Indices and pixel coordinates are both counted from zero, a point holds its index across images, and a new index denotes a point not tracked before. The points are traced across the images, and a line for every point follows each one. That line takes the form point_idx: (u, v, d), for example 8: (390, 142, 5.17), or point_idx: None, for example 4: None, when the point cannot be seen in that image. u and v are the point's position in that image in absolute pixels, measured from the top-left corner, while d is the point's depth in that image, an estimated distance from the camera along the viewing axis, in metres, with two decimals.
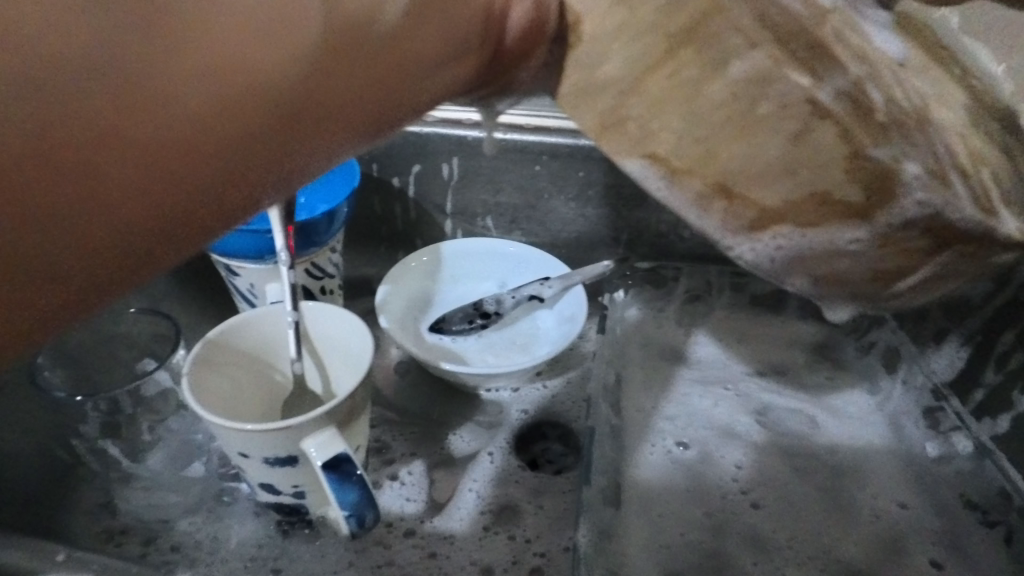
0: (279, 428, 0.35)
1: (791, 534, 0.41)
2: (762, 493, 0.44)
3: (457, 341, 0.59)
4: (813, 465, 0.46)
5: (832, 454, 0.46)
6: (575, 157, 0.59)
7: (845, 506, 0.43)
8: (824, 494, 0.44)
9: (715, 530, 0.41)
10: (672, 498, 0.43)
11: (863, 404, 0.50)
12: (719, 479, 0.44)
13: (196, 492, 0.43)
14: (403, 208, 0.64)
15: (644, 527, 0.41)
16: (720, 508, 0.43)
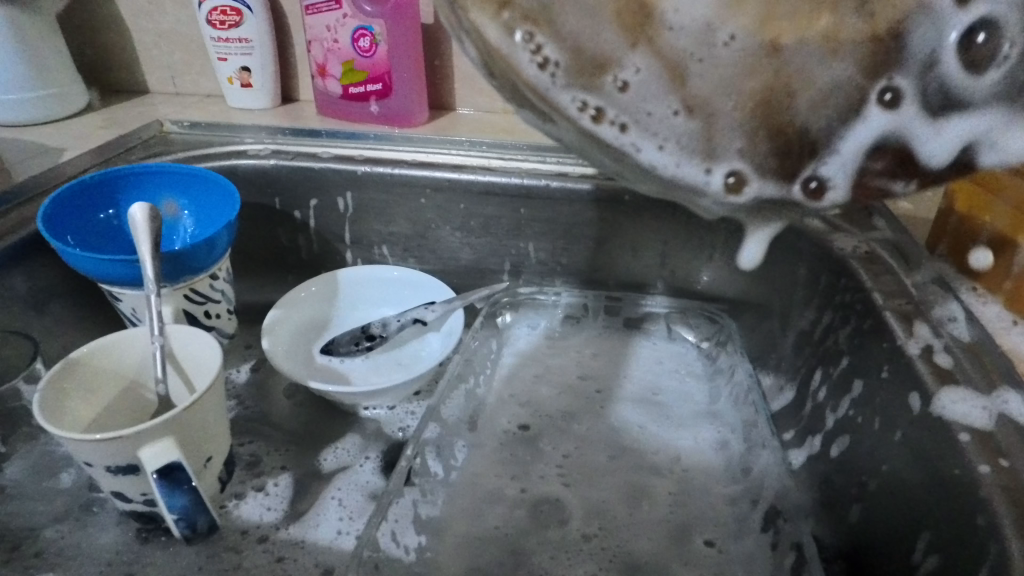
0: (111, 438, 0.39)
1: (598, 526, 0.47)
2: (573, 478, 0.51)
3: (344, 363, 0.63)
4: (640, 467, 0.52)
5: (653, 455, 0.53)
6: (456, 190, 0.63)
7: (643, 495, 0.50)
8: (628, 486, 0.50)
9: (531, 525, 0.47)
10: (499, 495, 0.49)
11: (701, 408, 0.57)
12: (543, 466, 0.52)
13: (66, 502, 0.47)
14: (306, 239, 0.69)
15: (472, 513, 0.47)
16: (541, 508, 0.48)
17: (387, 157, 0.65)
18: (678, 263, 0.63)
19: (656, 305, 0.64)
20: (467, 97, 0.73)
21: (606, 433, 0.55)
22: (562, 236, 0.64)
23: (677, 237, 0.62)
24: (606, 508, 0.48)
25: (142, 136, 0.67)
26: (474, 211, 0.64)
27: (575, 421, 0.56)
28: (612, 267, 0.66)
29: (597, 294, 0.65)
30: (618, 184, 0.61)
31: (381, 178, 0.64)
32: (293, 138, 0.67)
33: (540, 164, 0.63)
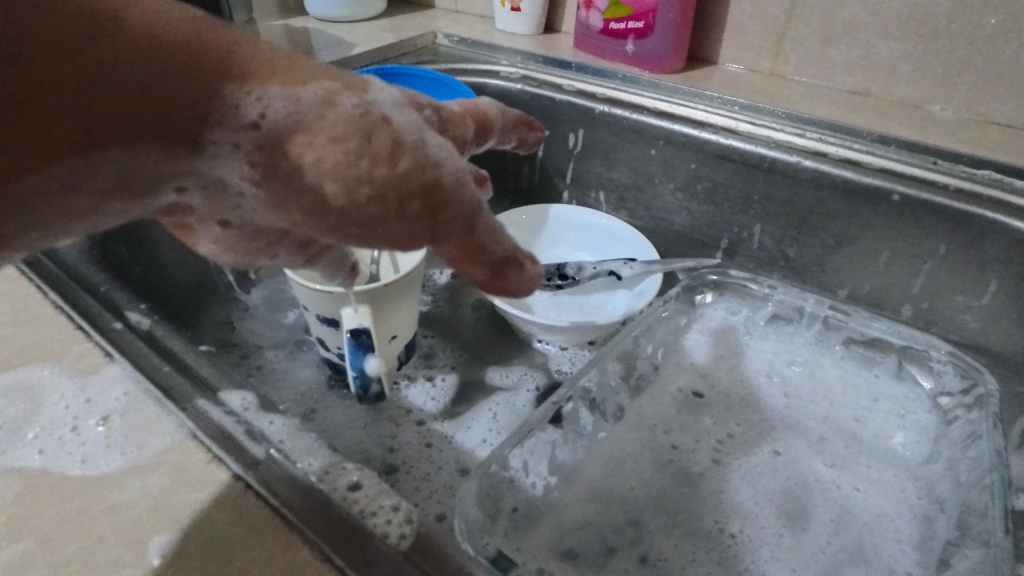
0: (325, 292, 0.45)
1: (745, 527, 0.43)
2: (728, 473, 0.46)
3: (532, 293, 0.63)
4: (811, 499, 0.45)
5: (828, 482, 0.46)
6: (689, 147, 0.58)
7: (803, 521, 0.44)
8: (785, 510, 0.44)
9: (669, 504, 0.44)
10: (648, 463, 0.47)
11: (901, 460, 0.48)
12: (699, 449, 0.48)
13: (286, 334, 0.56)
14: (530, 168, 0.70)
15: (612, 465, 0.46)
16: (685, 492, 0.45)
17: (628, 99, 0.62)
18: (936, 291, 0.52)
19: (893, 333, 0.53)
20: (732, 51, 0.66)
21: (783, 436, 0.50)
22: (798, 224, 0.56)
23: (946, 260, 0.51)
24: (756, 514, 0.44)
25: (416, 44, 0.74)
26: (703, 174, 0.59)
27: (752, 416, 0.51)
28: (848, 274, 0.56)
29: (820, 301, 0.56)
30: (887, 179, 0.51)
31: (615, 120, 0.62)
32: (542, 67, 0.68)
33: (795, 136, 0.56)
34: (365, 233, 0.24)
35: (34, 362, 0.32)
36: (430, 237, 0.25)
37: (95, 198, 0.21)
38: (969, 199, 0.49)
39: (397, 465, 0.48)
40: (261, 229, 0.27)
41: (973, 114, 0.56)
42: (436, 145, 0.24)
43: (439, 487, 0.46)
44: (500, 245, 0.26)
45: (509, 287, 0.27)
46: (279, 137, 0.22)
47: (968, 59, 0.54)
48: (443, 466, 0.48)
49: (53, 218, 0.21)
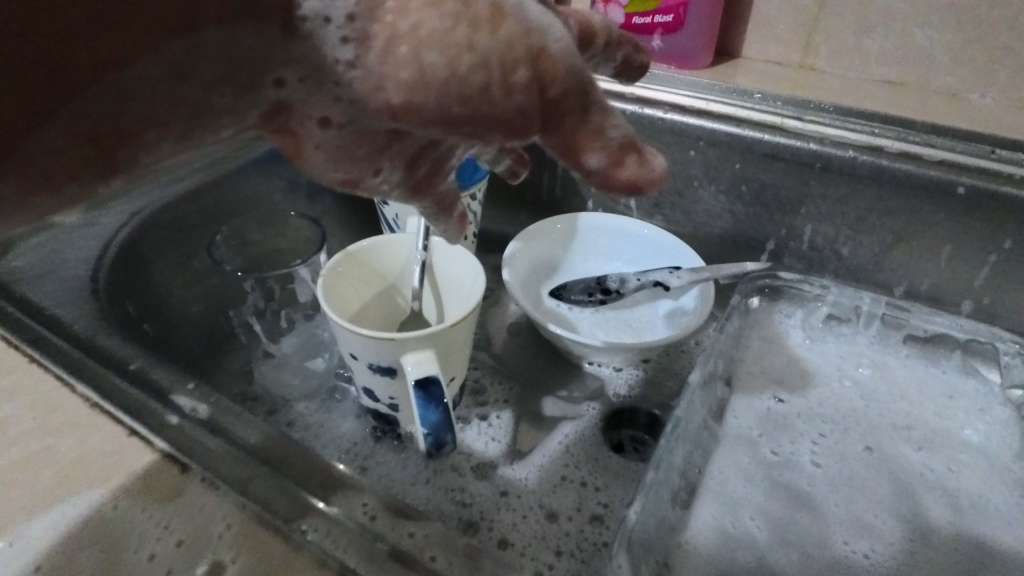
0: (384, 338, 0.39)
1: (875, 548, 0.41)
2: (834, 489, 0.44)
3: (573, 311, 0.59)
4: (924, 517, 0.43)
5: (933, 484, 0.45)
6: (734, 148, 0.56)
7: (921, 531, 0.42)
8: (904, 523, 0.43)
9: (786, 535, 0.41)
10: (751, 492, 0.43)
11: (989, 455, 0.47)
12: (800, 470, 0.45)
13: (315, 382, 0.49)
14: (551, 177, 0.66)
15: (722, 497, 0.43)
16: (793, 518, 0.42)
17: (662, 98, 0.58)
18: (1003, 284, 0.51)
19: (956, 329, 0.52)
20: (756, 43, 0.64)
21: (869, 449, 0.47)
22: (854, 222, 0.54)
23: (1015, 253, 0.49)
24: (878, 526, 0.42)
25: None
26: (750, 175, 0.56)
27: (833, 429, 0.49)
28: (905, 271, 0.54)
29: (876, 298, 0.54)
30: (951, 170, 0.49)
31: (650, 122, 0.58)
32: None
33: (846, 131, 0.53)
34: (468, 113, 0.21)
35: (86, 489, 0.29)
36: (542, 124, 0.23)
37: (196, 94, 0.21)
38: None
39: (478, 522, 0.42)
40: (361, 135, 0.23)
41: (1013, 101, 0.55)
42: (537, 15, 0.23)
43: (529, 540, 0.41)
44: (616, 129, 0.24)
45: (633, 179, 0.24)
46: (370, 5, 0.21)
47: (1011, 45, 0.53)
48: (528, 512, 0.43)
49: (187, 132, 0.21)
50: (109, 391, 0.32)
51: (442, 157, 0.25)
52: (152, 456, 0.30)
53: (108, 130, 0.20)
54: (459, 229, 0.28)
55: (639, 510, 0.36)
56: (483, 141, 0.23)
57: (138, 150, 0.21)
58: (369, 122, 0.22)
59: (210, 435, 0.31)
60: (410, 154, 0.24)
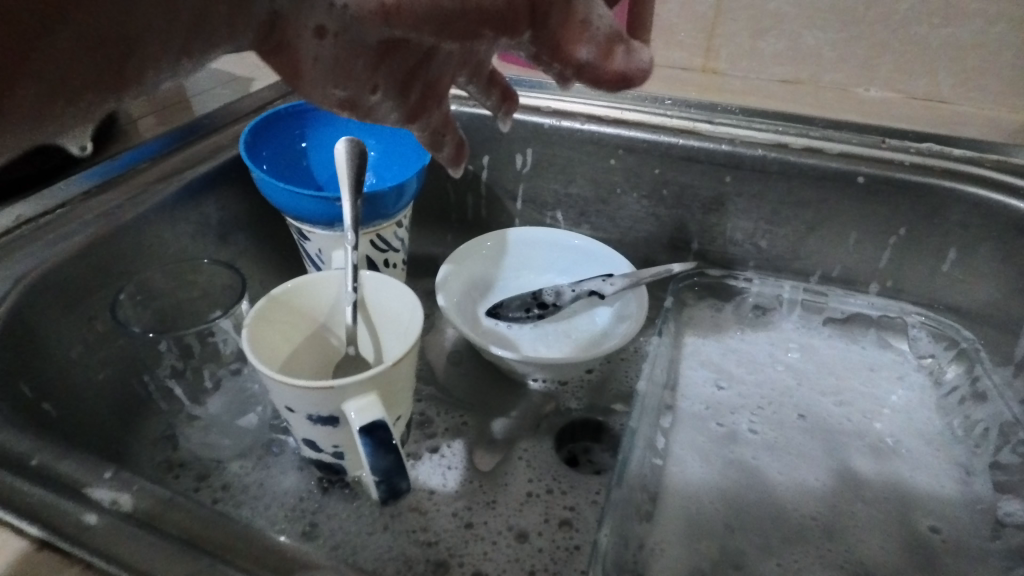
0: (318, 387, 0.36)
1: (822, 508, 0.43)
2: (783, 467, 0.46)
3: (512, 328, 0.58)
4: (868, 483, 0.45)
5: (870, 450, 0.47)
6: (653, 153, 0.57)
7: (866, 494, 0.44)
8: (848, 488, 0.44)
9: (743, 513, 0.42)
10: (708, 479, 0.44)
11: (913, 415, 0.50)
12: (749, 450, 0.47)
13: (248, 440, 0.46)
14: (474, 197, 0.65)
15: (685, 490, 0.43)
16: (748, 498, 0.43)
17: (578, 110, 0.59)
18: (904, 263, 0.54)
19: (871, 306, 0.56)
20: (662, 51, 0.66)
21: (808, 423, 0.49)
22: (770, 215, 0.56)
23: (912, 232, 0.53)
24: (828, 493, 0.44)
25: None
26: (669, 178, 0.57)
27: (769, 409, 0.50)
28: (820, 257, 0.57)
29: (796, 285, 0.58)
30: (851, 161, 0.52)
31: (569, 133, 0.59)
32: None
33: (753, 131, 0.56)
34: (461, 8, 0.21)
35: None
36: (534, 19, 0.23)
37: (195, 1, 0.18)
38: (926, 172, 0.51)
39: (447, 559, 0.41)
40: (356, 48, 0.21)
41: (892, 93, 0.60)
42: None
43: (501, 567, 0.41)
44: (603, 21, 0.24)
45: (622, 72, 0.25)
46: None
47: (887, 41, 0.58)
48: (497, 538, 0.42)
49: (187, 44, 0.19)
50: (8, 498, 0.27)
51: (433, 76, 0.24)
52: (69, 571, 0.25)
53: (116, 38, 0.17)
54: (454, 156, 0.30)
55: (609, 532, 0.35)
56: (475, 41, 0.23)
57: (143, 60, 0.18)
58: (364, 33, 0.21)
59: (139, 530, 0.27)
60: (405, 69, 0.23)
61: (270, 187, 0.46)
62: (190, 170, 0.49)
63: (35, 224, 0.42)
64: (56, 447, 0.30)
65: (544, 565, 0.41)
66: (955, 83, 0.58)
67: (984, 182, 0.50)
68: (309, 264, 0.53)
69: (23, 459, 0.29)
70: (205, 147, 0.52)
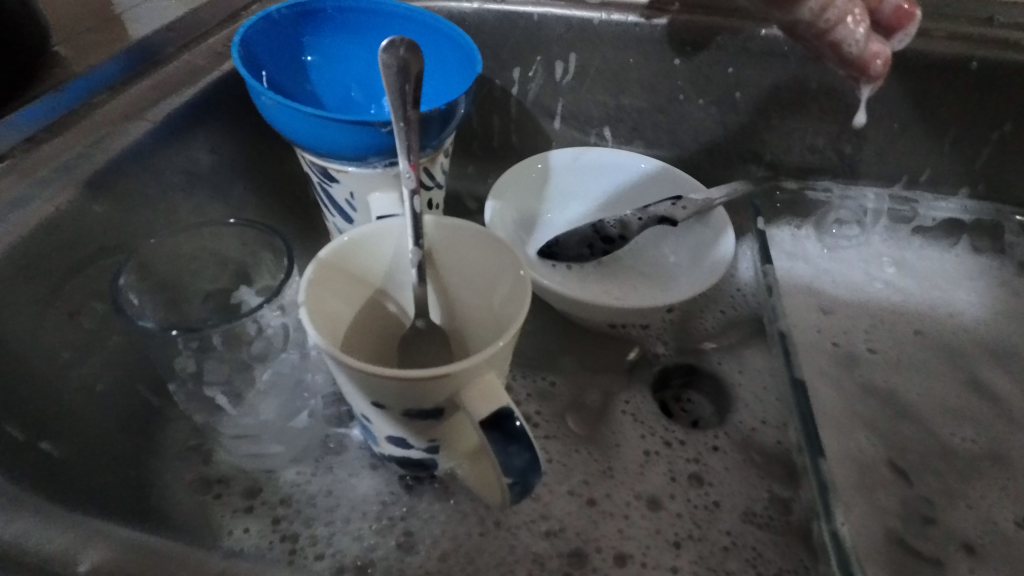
0: (424, 375, 0.27)
1: (981, 434, 0.38)
2: (923, 392, 0.40)
3: (571, 269, 0.50)
4: (1012, 400, 0.41)
5: (1002, 362, 0.43)
6: (728, 48, 0.48)
7: (1015, 412, 0.40)
8: (998, 408, 0.40)
9: (902, 451, 0.37)
10: (852, 417, 0.39)
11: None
12: (881, 376, 0.41)
13: (303, 441, 0.37)
14: (503, 116, 0.55)
15: (830, 434, 0.38)
16: (900, 433, 0.38)
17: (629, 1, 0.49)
18: (1005, 159, 0.49)
19: (961, 211, 0.51)
20: None
21: (930, 341, 0.44)
22: (860, 114, 0.49)
23: (1021, 121, 0.47)
24: (980, 416, 0.39)
25: None
26: (744, 79, 0.49)
27: (884, 329, 0.45)
28: (908, 160, 0.51)
29: (880, 192, 0.52)
30: (963, 44, 0.45)
31: (624, 31, 0.49)
32: None
33: None
34: None
35: None
36: None
37: None
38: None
39: (583, 547, 0.35)
40: None
41: None
42: None
43: (644, 544, 0.35)
44: None
45: None
46: None
47: None
48: (628, 510, 0.37)
49: None
50: None
51: None
52: None
53: None
54: None
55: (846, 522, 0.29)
56: None
57: None
58: None
59: None
60: None
61: (289, 115, 0.34)
62: (166, 101, 0.37)
63: None
64: (113, 536, 0.23)
65: (686, 535, 0.36)
66: None
67: None
68: (335, 215, 0.42)
69: (65, 565, 0.22)
70: (178, 71, 0.39)
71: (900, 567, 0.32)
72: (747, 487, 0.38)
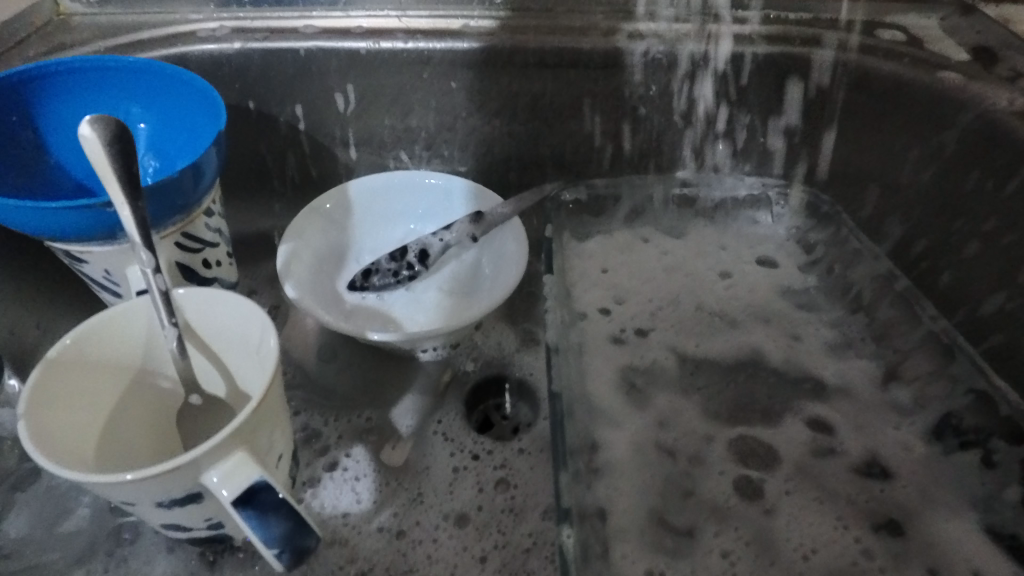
0: (161, 472, 0.27)
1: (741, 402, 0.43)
2: (694, 370, 0.45)
3: (383, 298, 0.51)
4: (771, 362, 0.46)
5: (766, 327, 0.48)
6: (494, 64, 0.50)
7: (772, 373, 0.45)
8: (758, 373, 0.45)
9: (672, 432, 0.41)
10: (634, 407, 0.42)
11: (791, 282, 0.51)
12: (660, 361, 0.45)
13: (88, 536, 0.36)
14: (296, 151, 0.54)
15: (613, 426, 0.41)
16: (673, 413, 0.42)
17: (392, 25, 0.49)
18: (761, 138, 0.54)
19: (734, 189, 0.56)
20: None
21: (708, 320, 0.48)
22: (629, 112, 0.53)
23: (763, 105, 0.52)
24: (742, 384, 0.44)
25: (32, 22, 0.48)
26: (518, 92, 0.51)
27: (668, 313, 0.49)
28: (680, 149, 0.55)
29: (664, 182, 0.55)
30: (701, 43, 0.49)
31: (392, 55, 0.49)
32: (256, 11, 0.50)
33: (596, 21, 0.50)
34: None
35: None
36: None
37: None
38: (787, 44, 0.50)
39: None
40: None
41: None
42: None
43: (450, 566, 0.37)
44: None
45: None
46: None
47: None
48: (435, 533, 0.38)
49: None
50: None
51: None
52: None
53: None
54: None
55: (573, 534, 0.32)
56: None
57: None
58: None
59: None
60: None
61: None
62: None
63: None
64: None
65: (491, 546, 0.38)
66: None
67: (825, 46, 0.49)
68: (101, 291, 0.40)
69: None
70: None
71: (669, 542, 0.35)
72: (550, 483, 0.41)
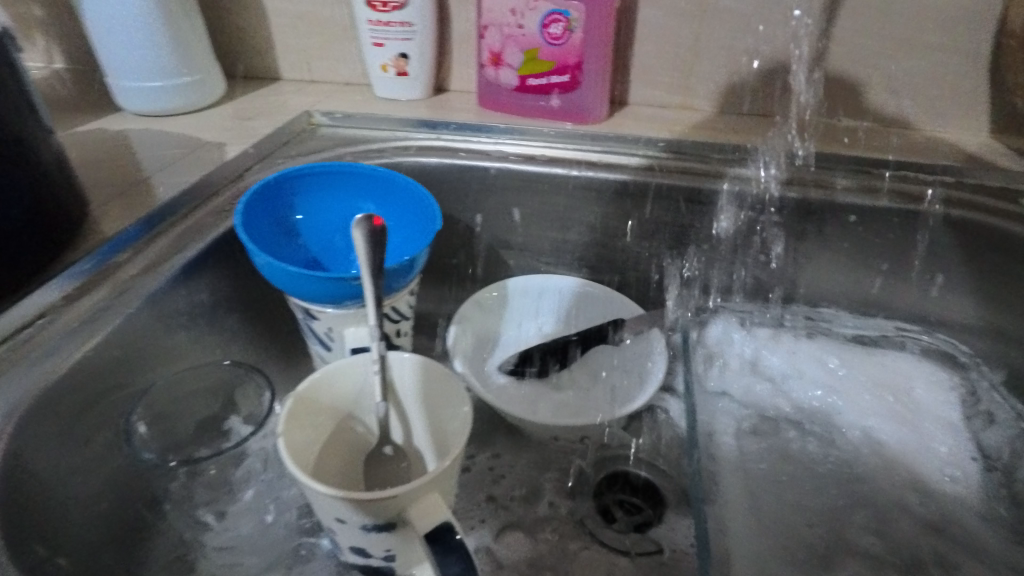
0: (367, 498, 0.33)
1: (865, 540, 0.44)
2: (819, 501, 0.46)
3: (525, 384, 0.56)
4: (901, 503, 0.46)
5: (898, 467, 0.48)
6: (651, 197, 0.57)
7: (900, 515, 0.45)
8: (885, 515, 0.46)
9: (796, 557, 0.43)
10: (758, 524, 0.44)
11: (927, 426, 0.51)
12: (785, 484, 0.47)
13: (275, 549, 0.42)
14: (468, 247, 0.63)
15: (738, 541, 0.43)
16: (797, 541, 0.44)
17: (568, 156, 0.59)
18: (893, 285, 0.57)
19: (865, 328, 0.59)
20: (640, 91, 0.66)
21: (835, 456, 0.49)
22: (765, 247, 0.58)
23: (900, 254, 0.55)
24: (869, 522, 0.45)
25: (292, 130, 0.62)
26: (668, 220, 0.58)
27: (793, 438, 0.51)
28: (811, 285, 0.59)
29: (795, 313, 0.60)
30: (842, 195, 0.54)
31: (564, 180, 0.58)
32: (458, 135, 0.61)
33: (743, 168, 0.57)
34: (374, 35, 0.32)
35: None
36: None
37: None
38: (925, 203, 0.53)
39: None
40: None
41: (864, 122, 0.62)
42: None
43: None
44: None
45: None
46: None
47: (854, 73, 0.60)
48: None
49: None
50: None
51: None
52: None
53: None
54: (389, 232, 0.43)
55: None
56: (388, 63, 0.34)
57: None
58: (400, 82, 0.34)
59: None
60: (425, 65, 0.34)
61: (277, 271, 0.42)
62: (175, 256, 0.45)
63: (15, 342, 0.36)
64: None
65: None
66: (919, 111, 0.61)
67: (963, 209, 0.53)
68: (314, 343, 0.49)
69: None
70: (188, 228, 0.47)
71: None
72: None
